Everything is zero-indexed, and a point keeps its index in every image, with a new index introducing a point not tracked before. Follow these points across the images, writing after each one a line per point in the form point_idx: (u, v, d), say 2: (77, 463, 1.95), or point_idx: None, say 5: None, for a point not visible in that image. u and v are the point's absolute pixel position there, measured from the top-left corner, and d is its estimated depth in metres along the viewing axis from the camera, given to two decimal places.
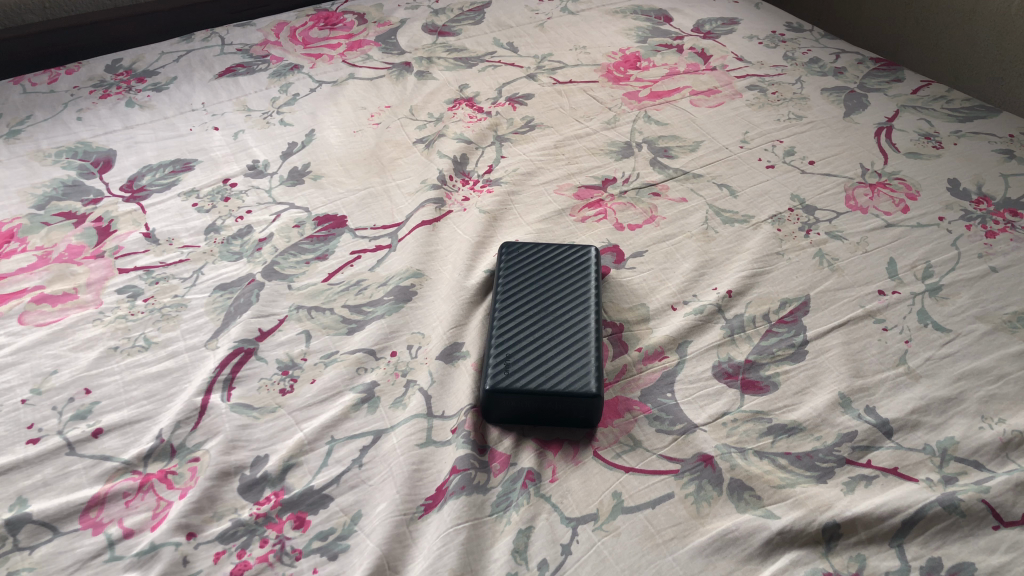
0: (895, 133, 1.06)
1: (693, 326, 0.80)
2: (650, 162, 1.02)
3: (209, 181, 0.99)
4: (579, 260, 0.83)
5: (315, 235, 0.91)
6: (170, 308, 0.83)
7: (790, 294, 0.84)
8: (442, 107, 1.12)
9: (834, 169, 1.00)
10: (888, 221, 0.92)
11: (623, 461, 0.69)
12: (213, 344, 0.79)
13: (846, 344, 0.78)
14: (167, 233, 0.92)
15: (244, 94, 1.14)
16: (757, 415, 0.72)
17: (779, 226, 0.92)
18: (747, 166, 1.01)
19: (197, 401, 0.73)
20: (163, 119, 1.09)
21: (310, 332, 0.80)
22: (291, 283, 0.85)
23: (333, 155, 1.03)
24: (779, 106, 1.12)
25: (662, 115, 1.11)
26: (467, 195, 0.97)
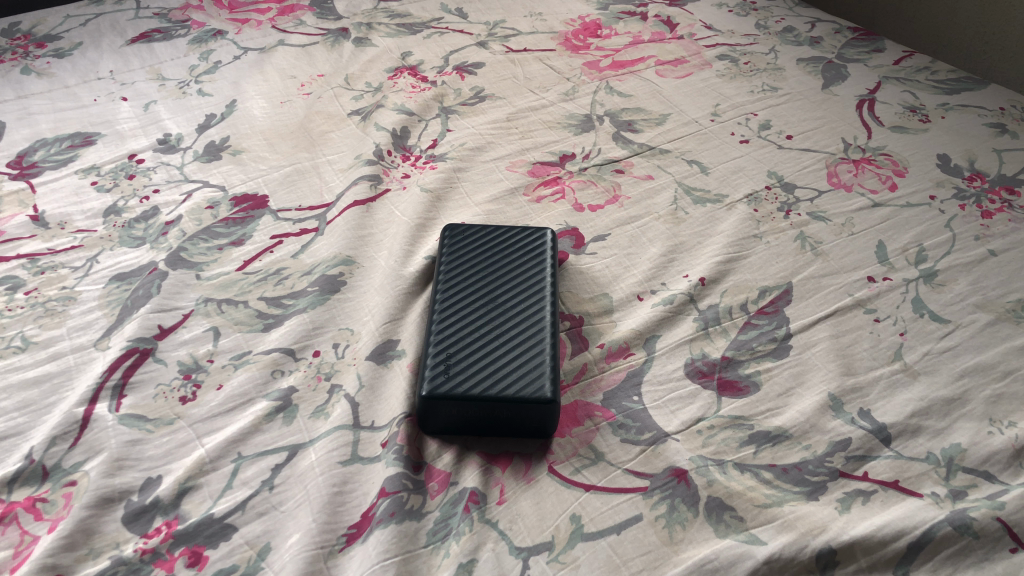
0: (878, 105, 0.97)
1: (662, 318, 0.70)
2: (613, 136, 0.92)
3: (112, 157, 0.86)
4: (531, 246, 0.72)
5: (230, 217, 0.80)
6: (56, 302, 0.71)
7: (770, 282, 0.74)
8: (382, 76, 1.00)
9: (813, 144, 0.91)
10: (875, 201, 0.83)
11: (583, 478, 0.58)
12: (104, 344, 0.67)
13: (834, 338, 0.69)
14: (58, 215, 0.79)
15: (159, 61, 1.01)
16: (737, 421, 0.62)
17: (755, 206, 0.83)
18: (719, 141, 0.92)
19: (79, 412, 0.61)
20: (63, 88, 0.96)
21: (220, 329, 0.69)
22: (199, 272, 0.74)
23: (255, 128, 0.91)
24: (752, 77, 1.02)
25: (625, 86, 1.01)
26: (407, 171, 0.86)
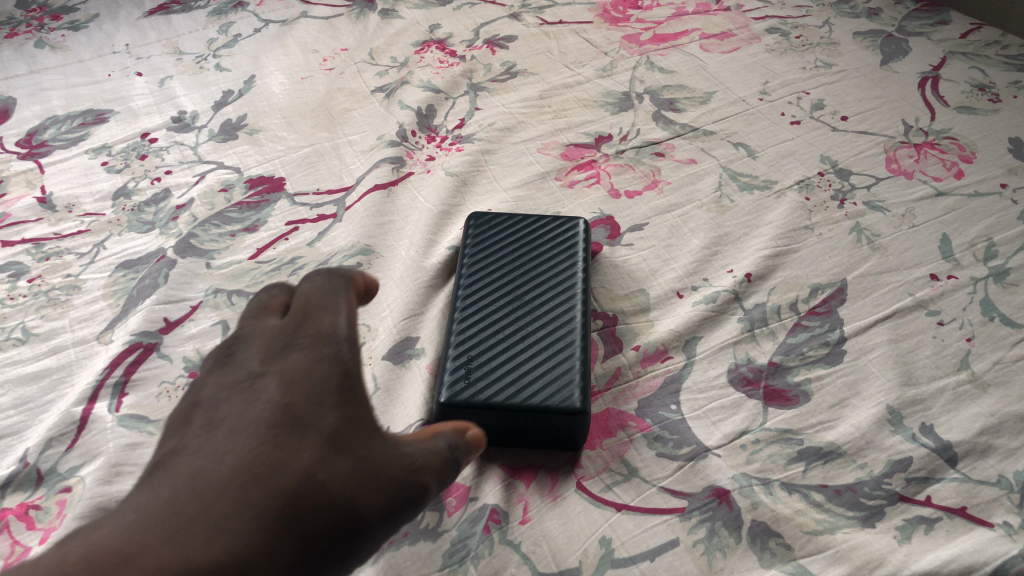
0: (942, 84, 0.89)
1: (704, 319, 0.65)
2: (653, 116, 0.86)
3: (124, 136, 0.82)
4: (563, 237, 0.67)
5: (245, 201, 0.75)
6: (59, 291, 0.67)
7: (822, 279, 0.68)
8: (408, 50, 0.95)
9: (870, 127, 0.84)
10: (939, 189, 0.76)
11: (613, 496, 0.53)
12: (107, 337, 0.63)
13: (893, 343, 0.63)
14: (66, 197, 0.76)
15: (177, 34, 0.97)
16: (785, 435, 0.57)
17: (807, 194, 0.76)
18: (768, 122, 0.85)
19: (77, 412, 0.57)
20: (77, 63, 0.92)
21: (229, 323, 0.64)
22: (209, 261, 0.69)
23: (274, 106, 0.86)
24: (805, 52, 0.95)
25: (667, 61, 0.94)
26: (432, 153, 0.81)
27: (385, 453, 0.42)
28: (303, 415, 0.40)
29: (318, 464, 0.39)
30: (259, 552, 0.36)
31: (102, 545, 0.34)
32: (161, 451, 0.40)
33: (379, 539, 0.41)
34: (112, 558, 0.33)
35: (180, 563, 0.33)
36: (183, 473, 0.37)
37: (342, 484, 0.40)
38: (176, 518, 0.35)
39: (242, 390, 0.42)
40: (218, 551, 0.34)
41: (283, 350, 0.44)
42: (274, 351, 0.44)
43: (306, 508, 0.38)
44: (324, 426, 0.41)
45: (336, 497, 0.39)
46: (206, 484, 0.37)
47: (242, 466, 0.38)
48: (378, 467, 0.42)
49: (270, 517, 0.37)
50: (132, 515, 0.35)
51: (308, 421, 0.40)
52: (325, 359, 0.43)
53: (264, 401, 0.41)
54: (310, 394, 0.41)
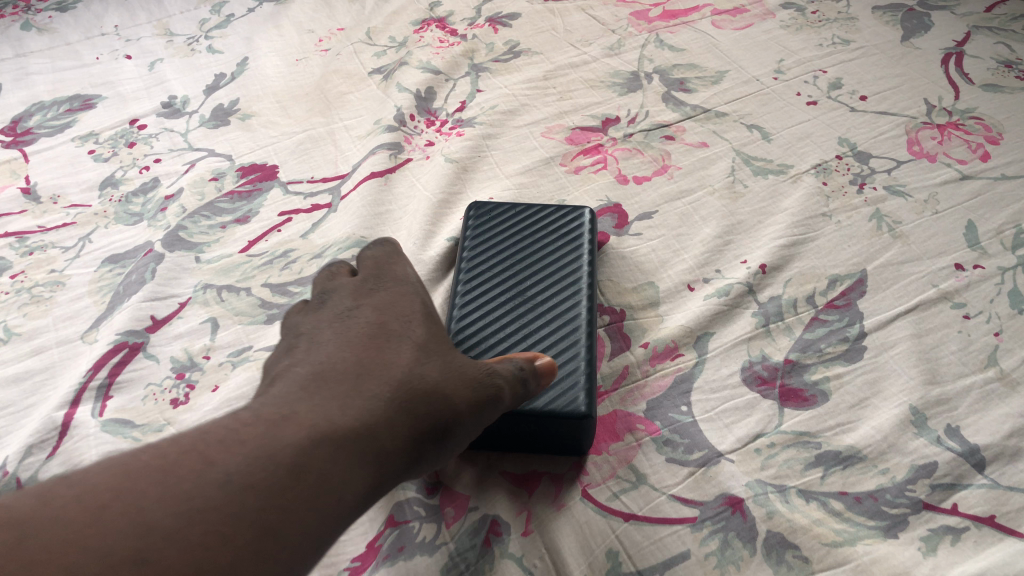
0: (967, 61, 0.85)
1: (716, 313, 0.61)
2: (663, 97, 0.82)
3: (112, 123, 0.79)
4: (568, 228, 0.63)
5: (236, 191, 0.72)
6: (43, 288, 0.64)
7: (841, 270, 0.65)
8: (407, 29, 0.91)
9: (891, 107, 0.80)
10: (964, 173, 0.72)
11: (621, 505, 0.51)
12: (91, 337, 0.61)
13: (916, 338, 0.59)
14: (51, 188, 0.73)
15: (167, 15, 0.93)
16: (802, 438, 0.54)
17: (824, 178, 0.73)
18: (783, 102, 0.81)
19: (58, 417, 0.55)
20: (64, 46, 0.89)
21: (219, 321, 0.62)
22: (199, 254, 0.67)
23: (268, 90, 0.83)
24: (821, 28, 0.91)
25: (677, 39, 0.90)
26: (432, 138, 0.78)
27: (469, 360, 0.47)
28: (396, 330, 0.46)
29: (417, 361, 0.45)
30: (382, 423, 0.41)
31: (254, 413, 0.39)
32: (276, 367, 0.45)
33: (475, 429, 0.46)
34: (270, 420, 0.38)
35: (326, 425, 0.39)
36: (305, 370, 0.43)
37: (438, 374, 0.45)
38: (314, 397, 0.41)
39: (335, 320, 0.47)
40: (353, 418, 0.40)
41: (365, 287, 0.50)
42: (361, 288, 0.50)
43: (414, 394, 0.43)
44: (415, 336, 0.47)
45: (438, 386, 0.44)
46: (329, 375, 0.42)
47: (355, 365, 0.43)
48: (469, 366, 0.47)
49: (385, 399, 0.42)
50: (273, 397, 0.41)
51: (400, 333, 0.46)
52: (402, 296, 0.50)
53: (359, 322, 0.47)
54: (396, 317, 0.47)
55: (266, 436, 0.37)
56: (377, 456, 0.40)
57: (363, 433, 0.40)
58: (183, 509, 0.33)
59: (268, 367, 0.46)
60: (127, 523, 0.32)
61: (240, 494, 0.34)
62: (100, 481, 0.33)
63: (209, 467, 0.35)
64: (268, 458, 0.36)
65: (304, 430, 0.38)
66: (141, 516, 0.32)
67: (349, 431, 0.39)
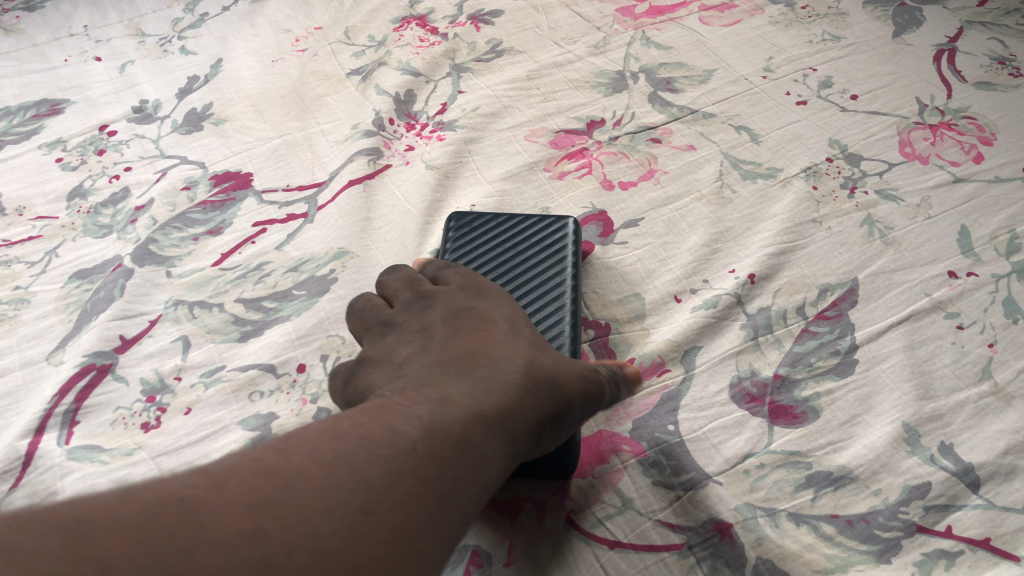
0: (959, 57, 0.83)
1: (704, 327, 0.60)
2: (649, 97, 0.80)
3: (81, 129, 0.77)
4: (552, 241, 0.61)
5: (209, 200, 0.70)
6: (7, 306, 0.62)
7: (832, 279, 0.63)
8: (387, 28, 0.89)
9: (882, 106, 0.78)
10: (957, 175, 0.71)
11: (606, 531, 0.49)
12: (57, 358, 0.58)
13: (909, 350, 0.57)
14: (17, 199, 0.70)
15: (139, 15, 0.91)
16: (792, 458, 0.52)
17: (814, 182, 0.71)
18: (772, 102, 0.79)
19: (22, 446, 0.53)
20: (32, 48, 0.86)
21: (190, 339, 0.60)
22: (170, 269, 0.64)
23: (242, 93, 0.80)
24: (811, 24, 0.89)
25: (663, 36, 0.88)
26: (412, 143, 0.76)
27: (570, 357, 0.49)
28: (506, 331, 0.48)
29: (533, 353, 0.47)
30: (519, 405, 0.43)
31: (409, 394, 0.41)
32: (392, 361, 0.46)
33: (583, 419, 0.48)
34: (429, 399, 0.40)
35: (479, 402, 0.41)
36: (436, 360, 0.45)
37: (554, 363, 0.47)
38: (456, 381, 0.42)
39: (445, 322, 0.49)
40: (494, 400, 0.42)
41: (465, 294, 0.51)
42: (462, 294, 0.51)
43: (541, 382, 0.45)
44: (525, 337, 0.48)
45: (557, 375, 0.46)
46: (460, 363, 0.44)
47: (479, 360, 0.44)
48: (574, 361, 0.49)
49: (517, 387, 0.43)
50: (414, 382, 0.42)
51: (511, 334, 0.48)
52: (500, 304, 0.51)
53: (471, 323, 0.48)
54: (504, 321, 0.49)
55: (432, 412, 0.39)
56: (516, 435, 0.42)
57: (506, 413, 0.42)
58: (390, 468, 0.35)
59: (382, 356, 0.47)
60: (335, 493, 0.33)
61: (428, 459, 0.37)
62: (309, 455, 0.34)
63: (398, 434, 0.37)
64: (440, 430, 0.38)
65: (461, 409, 0.40)
66: (362, 467, 0.35)
67: (494, 411, 0.41)
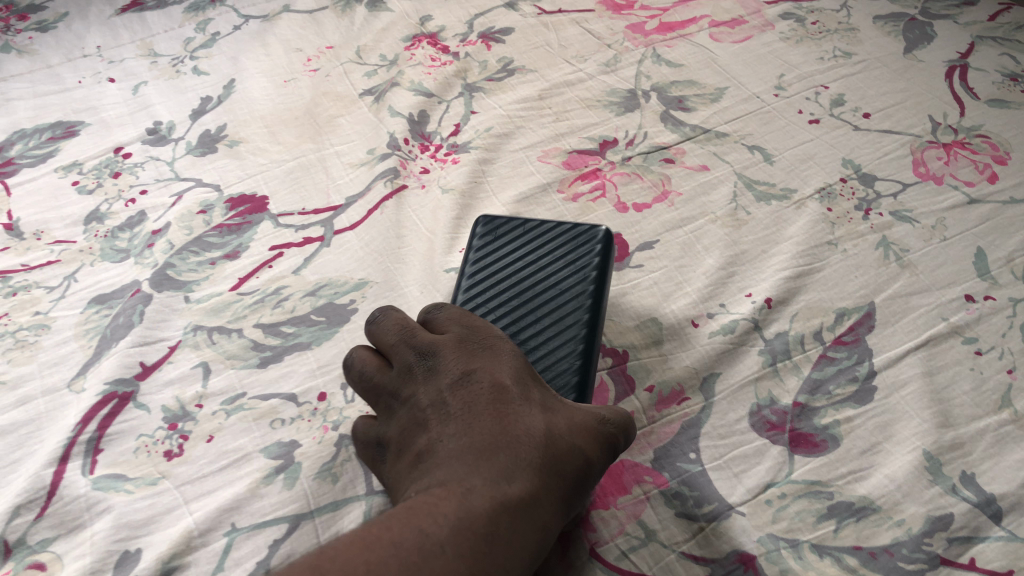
0: (971, 74, 0.83)
1: (722, 353, 0.60)
2: (661, 116, 0.80)
3: (96, 152, 0.77)
4: (579, 253, 0.60)
5: (225, 224, 0.70)
6: (28, 332, 0.62)
7: (848, 303, 0.63)
8: (398, 46, 0.89)
9: (895, 125, 0.78)
10: (971, 196, 0.71)
11: (631, 564, 0.49)
12: (79, 386, 0.59)
13: (928, 376, 0.58)
14: (35, 223, 0.71)
15: (151, 34, 0.91)
16: (814, 487, 0.52)
17: (828, 204, 0.71)
18: (784, 121, 0.79)
19: (47, 475, 0.53)
20: (45, 69, 0.86)
21: (210, 366, 0.60)
22: (188, 294, 0.65)
23: (256, 114, 0.81)
24: (822, 40, 0.89)
25: (674, 53, 0.88)
26: (426, 165, 0.76)
27: (579, 412, 0.48)
28: (518, 394, 0.46)
29: (547, 419, 0.45)
30: (542, 485, 0.42)
31: (433, 491, 0.39)
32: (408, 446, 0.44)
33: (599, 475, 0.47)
34: (454, 494, 0.39)
35: (502, 493, 0.40)
36: (454, 447, 0.42)
37: (566, 429, 0.45)
38: (478, 467, 0.41)
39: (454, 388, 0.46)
40: (519, 485, 0.41)
41: (465, 345, 0.48)
42: (462, 346, 0.48)
43: (558, 455, 0.43)
44: (535, 400, 0.46)
45: (573, 442, 0.45)
46: (479, 442, 0.42)
47: (498, 435, 0.43)
48: (586, 417, 0.47)
49: (536, 467, 0.42)
50: (437, 474, 0.41)
51: (523, 397, 0.46)
52: (508, 357, 0.48)
53: (482, 389, 0.45)
54: (514, 380, 0.46)
55: (458, 508, 0.38)
56: (544, 518, 0.41)
57: (531, 496, 0.41)
58: None
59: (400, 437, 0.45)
60: None
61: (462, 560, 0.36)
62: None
63: (426, 538, 0.36)
64: (468, 526, 0.37)
65: (487, 502, 0.39)
66: None
67: (520, 498, 0.40)
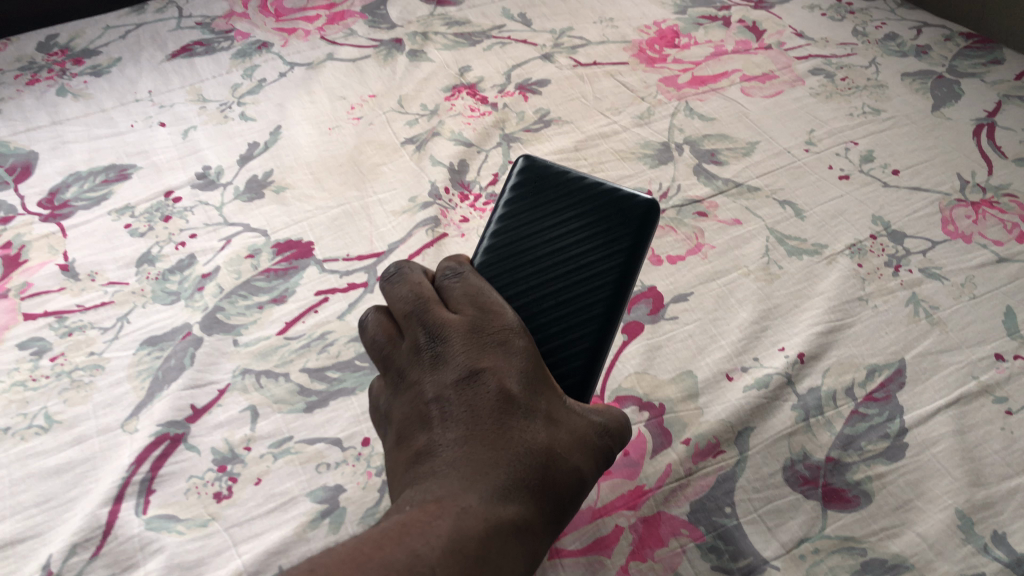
0: (998, 132, 0.85)
1: (756, 407, 0.61)
2: (694, 170, 0.82)
3: (147, 195, 0.80)
4: (615, 228, 0.56)
5: (272, 268, 0.72)
6: (82, 372, 0.64)
7: (880, 359, 0.65)
8: (438, 96, 0.92)
9: (924, 182, 0.80)
10: (1000, 255, 0.72)
11: None
12: (132, 426, 0.61)
13: (959, 435, 0.59)
14: (89, 264, 0.73)
15: (200, 80, 0.95)
16: (847, 543, 0.53)
17: (859, 259, 0.73)
18: (815, 176, 0.81)
19: (102, 514, 0.55)
20: (99, 113, 0.90)
21: (258, 409, 0.62)
22: (237, 338, 0.67)
23: (301, 161, 0.83)
24: (851, 96, 0.91)
25: (706, 107, 0.90)
26: (466, 213, 0.78)
27: (581, 421, 0.48)
28: (525, 402, 0.45)
29: (549, 434, 0.45)
30: (531, 507, 0.42)
31: (427, 506, 0.39)
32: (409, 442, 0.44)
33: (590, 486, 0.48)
34: (449, 512, 0.39)
35: (497, 513, 0.40)
36: (455, 456, 0.43)
37: (564, 445, 0.46)
38: (474, 484, 0.41)
39: (461, 389, 0.45)
40: (512, 507, 0.41)
41: (477, 336, 0.48)
42: (474, 340, 0.47)
43: (551, 475, 0.44)
44: (541, 409, 0.46)
45: (569, 461, 0.45)
46: (477, 457, 0.43)
47: (497, 450, 0.43)
48: (585, 431, 0.47)
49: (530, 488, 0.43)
50: (434, 482, 0.41)
51: (529, 405, 0.45)
52: (522, 354, 0.47)
53: (490, 394, 0.45)
54: (524, 383, 0.46)
55: (453, 525, 0.38)
56: (531, 542, 0.42)
57: (521, 520, 0.41)
58: None
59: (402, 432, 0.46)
60: None
61: None
62: None
63: (418, 558, 0.36)
64: (460, 546, 0.37)
65: (480, 523, 0.39)
66: None
67: (511, 520, 0.41)
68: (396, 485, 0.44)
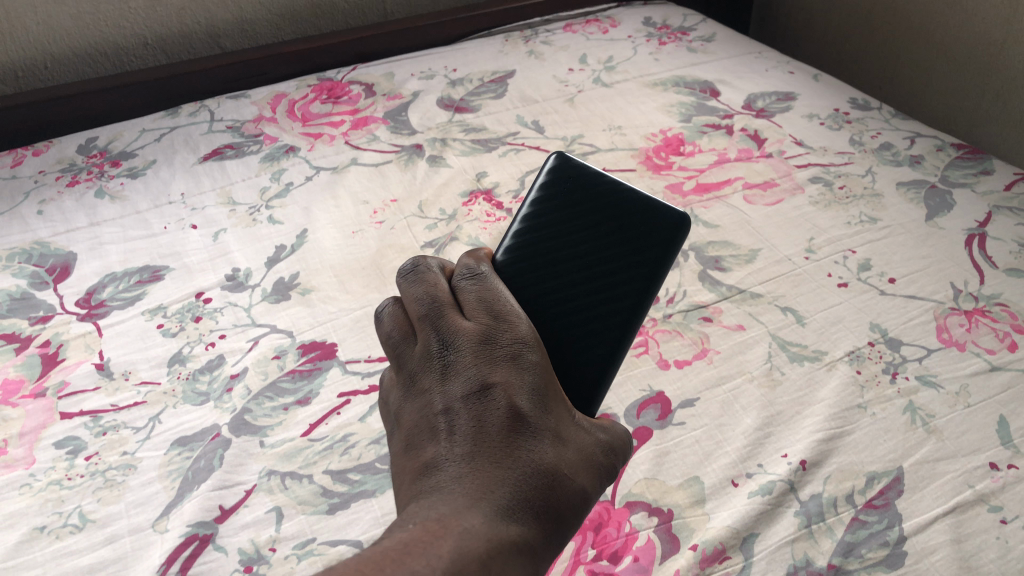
0: (990, 242, 0.89)
1: (760, 514, 0.64)
2: (699, 276, 0.87)
3: (179, 296, 0.84)
4: (645, 241, 0.55)
5: (297, 370, 0.76)
6: (116, 472, 0.67)
7: (879, 466, 0.67)
8: (457, 201, 0.96)
9: (919, 290, 0.84)
10: (993, 363, 0.76)
11: None
12: (162, 526, 0.63)
13: (956, 544, 0.61)
14: (123, 364, 0.77)
15: (230, 182, 1.00)
16: None
17: (858, 366, 0.76)
18: (815, 284, 0.85)
19: None
20: (135, 214, 0.96)
21: (283, 511, 0.64)
22: (263, 438, 0.70)
23: (326, 263, 0.88)
24: (849, 205, 0.96)
25: (711, 214, 0.95)
26: None
27: (587, 440, 0.45)
28: (533, 419, 0.42)
29: (556, 453, 0.42)
30: (535, 529, 0.40)
31: (429, 523, 0.37)
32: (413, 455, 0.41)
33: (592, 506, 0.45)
34: (451, 531, 0.36)
35: (499, 536, 0.37)
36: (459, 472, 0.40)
37: (569, 463, 0.43)
38: (477, 503, 0.38)
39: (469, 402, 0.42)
40: (515, 529, 0.38)
41: (489, 347, 0.44)
42: (484, 350, 0.44)
43: (555, 495, 0.41)
44: (549, 426, 0.43)
45: (575, 482, 0.42)
46: (483, 476, 0.40)
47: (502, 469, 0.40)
48: (592, 449, 0.45)
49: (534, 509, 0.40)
50: (437, 501, 0.38)
51: (538, 424, 0.42)
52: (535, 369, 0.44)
53: (499, 410, 0.42)
54: (534, 400, 0.43)
55: (454, 549, 0.35)
56: (534, 567, 0.39)
57: (524, 542, 0.38)
58: None
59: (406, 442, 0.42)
60: None
61: None
62: None
63: None
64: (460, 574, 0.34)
65: (483, 544, 0.36)
66: None
67: (514, 542, 0.38)
68: (398, 499, 0.41)
